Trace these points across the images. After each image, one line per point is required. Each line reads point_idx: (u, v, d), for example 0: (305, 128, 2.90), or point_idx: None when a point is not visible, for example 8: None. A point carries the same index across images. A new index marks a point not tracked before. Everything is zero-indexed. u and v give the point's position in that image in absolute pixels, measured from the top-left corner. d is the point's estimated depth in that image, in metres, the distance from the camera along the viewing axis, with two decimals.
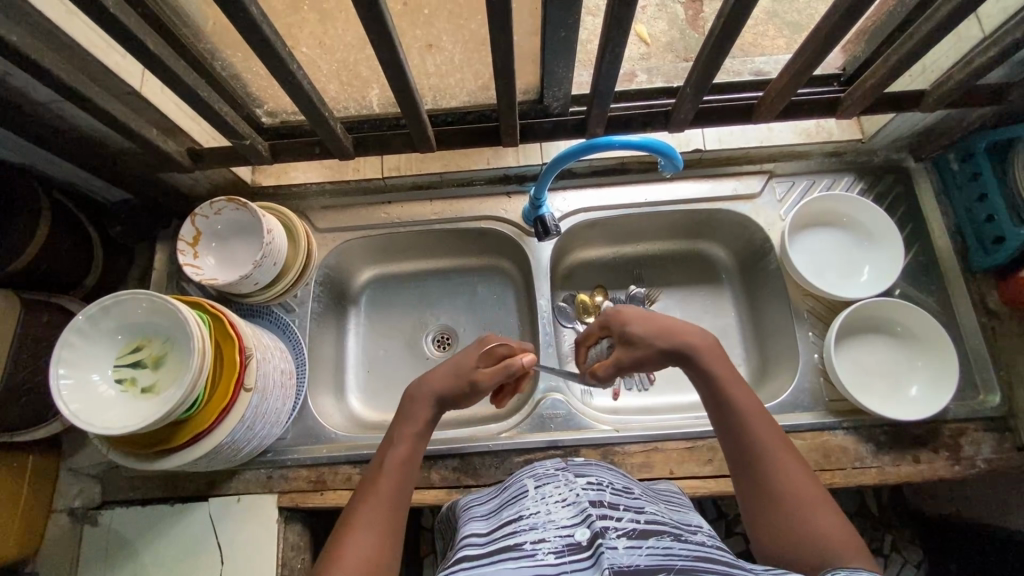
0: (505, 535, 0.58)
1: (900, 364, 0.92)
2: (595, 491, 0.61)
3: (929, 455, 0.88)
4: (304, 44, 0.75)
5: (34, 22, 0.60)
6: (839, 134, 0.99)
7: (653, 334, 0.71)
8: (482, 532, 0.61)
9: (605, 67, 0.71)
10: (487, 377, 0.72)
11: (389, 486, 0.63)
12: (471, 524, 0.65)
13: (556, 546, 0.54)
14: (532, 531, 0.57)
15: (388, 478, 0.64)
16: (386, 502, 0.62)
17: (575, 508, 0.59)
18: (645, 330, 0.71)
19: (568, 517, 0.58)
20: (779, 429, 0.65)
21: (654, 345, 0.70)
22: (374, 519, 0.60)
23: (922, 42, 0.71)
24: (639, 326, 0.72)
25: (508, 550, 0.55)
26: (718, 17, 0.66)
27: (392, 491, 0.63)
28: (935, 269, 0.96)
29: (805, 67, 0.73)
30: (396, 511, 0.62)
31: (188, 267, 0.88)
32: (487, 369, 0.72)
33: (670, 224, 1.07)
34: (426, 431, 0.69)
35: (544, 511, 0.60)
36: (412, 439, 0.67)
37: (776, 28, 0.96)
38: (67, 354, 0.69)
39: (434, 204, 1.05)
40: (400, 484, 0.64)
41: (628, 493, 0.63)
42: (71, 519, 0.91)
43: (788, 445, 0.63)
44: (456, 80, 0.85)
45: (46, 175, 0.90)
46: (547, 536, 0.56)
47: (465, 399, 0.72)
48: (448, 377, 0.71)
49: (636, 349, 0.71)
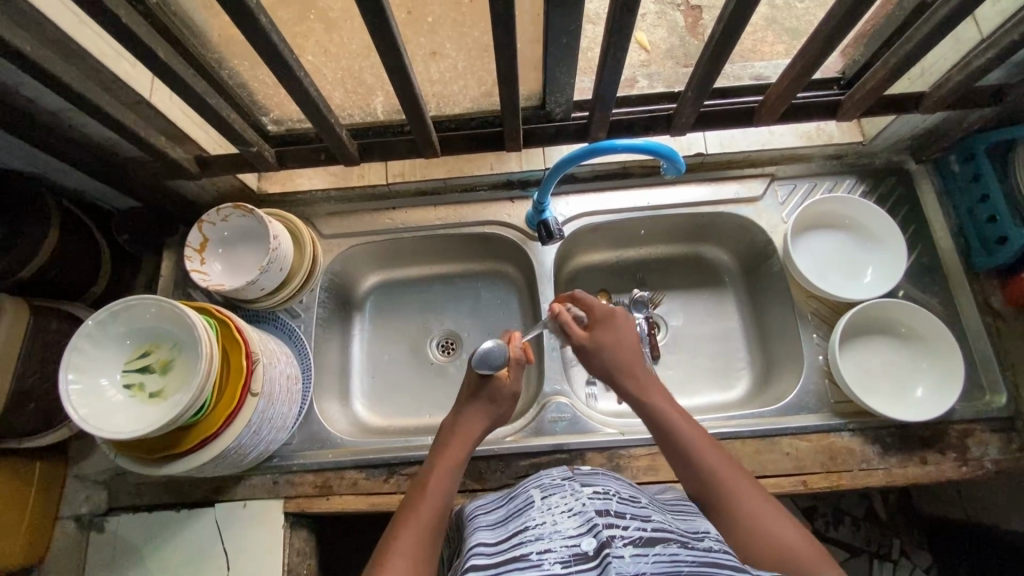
0: (512, 546, 0.59)
1: (905, 365, 0.92)
2: (602, 500, 0.61)
3: (936, 456, 0.87)
4: (310, 52, 0.76)
5: (47, 32, 0.61)
6: (839, 137, 1.00)
7: (615, 347, 0.79)
8: (488, 542, 0.61)
9: (608, 73, 0.72)
10: (514, 381, 0.80)
11: (430, 511, 0.65)
12: (479, 534, 0.65)
13: (563, 556, 0.55)
14: (538, 540, 0.58)
15: (430, 504, 0.66)
16: (424, 523, 0.63)
17: (581, 518, 0.59)
18: (607, 342, 0.79)
19: (574, 527, 0.59)
20: (722, 448, 0.68)
21: (610, 355, 0.78)
22: (410, 542, 0.61)
23: (919, 46, 0.71)
24: (608, 338, 0.80)
25: (515, 561, 0.56)
26: (717, 23, 0.67)
27: (433, 514, 0.65)
28: (937, 270, 0.96)
29: (805, 70, 0.73)
30: (433, 539, 0.63)
31: (194, 274, 0.89)
32: (509, 377, 0.80)
33: (673, 228, 1.07)
34: (462, 464, 0.72)
35: (550, 521, 0.61)
36: (452, 471, 0.70)
37: (775, 34, 0.97)
38: (75, 359, 0.69)
39: (437, 210, 1.06)
40: (439, 509, 0.65)
41: (634, 502, 0.63)
42: (78, 526, 0.91)
43: (739, 466, 0.67)
44: (459, 87, 0.86)
45: (53, 183, 0.91)
46: (553, 547, 0.56)
47: (504, 406, 0.80)
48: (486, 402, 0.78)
49: (597, 347, 0.80)
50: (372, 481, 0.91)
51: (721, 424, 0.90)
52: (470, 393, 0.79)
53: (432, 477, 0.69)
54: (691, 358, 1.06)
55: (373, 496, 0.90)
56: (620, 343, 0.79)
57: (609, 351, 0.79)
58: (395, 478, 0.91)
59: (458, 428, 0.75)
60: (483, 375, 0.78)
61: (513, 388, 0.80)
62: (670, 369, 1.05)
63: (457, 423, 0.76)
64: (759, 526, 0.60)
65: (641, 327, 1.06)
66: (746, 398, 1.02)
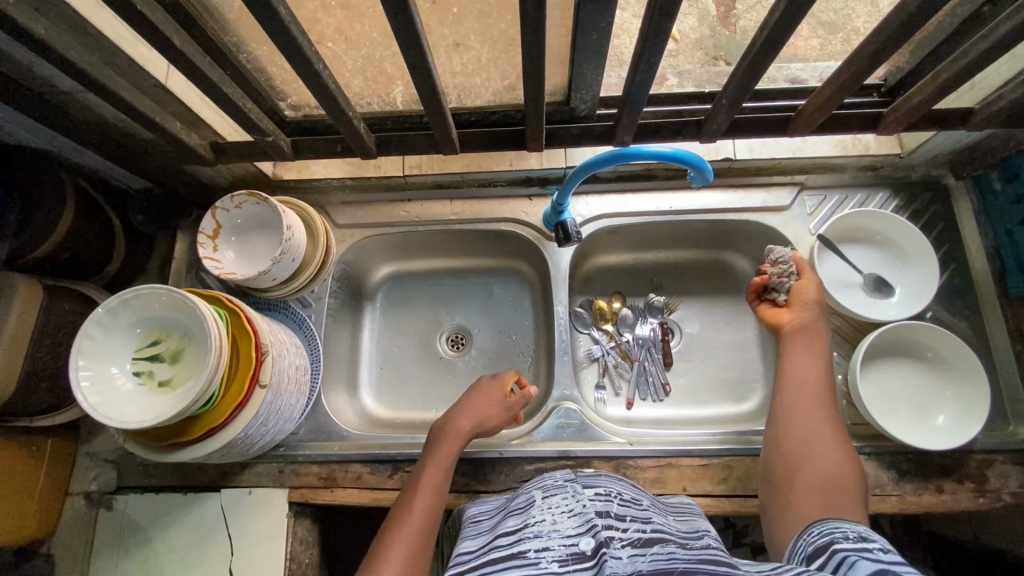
0: (510, 542, 0.58)
1: (928, 390, 0.89)
2: (603, 502, 0.61)
3: (953, 485, 0.85)
4: (329, 39, 0.73)
5: (62, 14, 0.60)
6: (876, 149, 0.96)
7: (816, 323, 0.81)
8: (477, 547, 0.61)
9: (639, 76, 0.69)
10: (512, 402, 0.85)
11: (422, 509, 0.70)
12: (467, 541, 0.64)
13: (560, 555, 0.53)
14: (536, 539, 0.57)
15: (420, 502, 0.71)
16: (417, 521, 0.68)
17: (580, 518, 0.59)
18: (808, 319, 0.82)
19: (573, 527, 0.58)
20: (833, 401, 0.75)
21: (812, 326, 0.81)
22: (408, 536, 0.66)
23: (976, 60, 0.67)
24: (812, 312, 0.82)
25: (513, 558, 0.55)
26: (760, 29, 0.63)
27: (426, 511, 0.69)
28: (968, 293, 0.93)
29: (850, 81, 0.69)
30: (426, 536, 0.67)
31: (207, 261, 0.87)
32: (511, 399, 0.85)
33: (694, 233, 1.04)
34: (452, 463, 0.77)
35: (550, 520, 0.60)
36: (441, 471, 0.75)
37: (810, 28, 0.92)
38: (85, 346, 0.69)
39: (453, 204, 1.04)
40: (431, 509, 0.70)
41: (635, 504, 0.63)
42: (87, 502, 0.93)
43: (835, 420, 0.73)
44: (482, 80, 0.83)
45: (69, 162, 0.90)
46: (551, 545, 0.55)
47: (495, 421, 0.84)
48: (482, 404, 0.83)
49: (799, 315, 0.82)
50: (375, 476, 0.91)
51: (732, 440, 0.89)
52: (468, 401, 0.83)
53: (426, 469, 0.75)
54: (704, 367, 1.04)
55: (376, 491, 0.90)
56: (814, 325, 0.81)
57: (801, 320, 0.82)
58: (399, 474, 0.91)
59: (454, 427, 0.80)
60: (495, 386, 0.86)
61: (507, 410, 0.84)
62: (682, 377, 1.03)
63: (452, 418, 0.81)
64: (817, 460, 0.68)
65: (655, 332, 1.05)
66: (759, 412, 1.00)
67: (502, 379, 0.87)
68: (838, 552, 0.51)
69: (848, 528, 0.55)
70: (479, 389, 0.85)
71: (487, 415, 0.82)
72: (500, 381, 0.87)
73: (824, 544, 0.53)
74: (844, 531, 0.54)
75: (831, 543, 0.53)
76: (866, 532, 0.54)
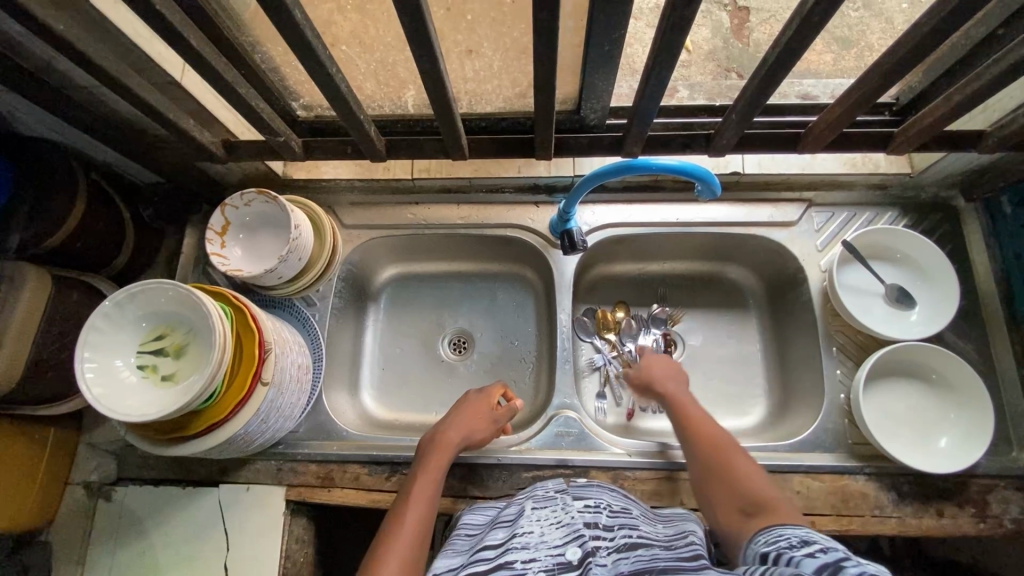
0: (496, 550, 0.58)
1: (931, 412, 0.88)
2: (591, 514, 0.62)
3: (954, 509, 0.84)
4: (343, 42, 0.74)
5: (81, 10, 0.61)
6: (885, 167, 0.95)
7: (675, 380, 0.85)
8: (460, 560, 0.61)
9: (649, 89, 0.69)
10: (501, 415, 0.85)
11: (416, 518, 0.70)
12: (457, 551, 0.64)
13: (547, 564, 0.54)
14: (524, 549, 0.57)
15: (414, 510, 0.71)
16: (412, 529, 0.68)
17: (567, 530, 0.59)
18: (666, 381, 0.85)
19: (560, 537, 0.58)
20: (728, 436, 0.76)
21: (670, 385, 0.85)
22: (404, 544, 0.66)
23: (987, 84, 0.67)
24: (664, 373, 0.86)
25: (500, 567, 0.55)
26: (772, 46, 0.63)
27: (420, 521, 0.70)
28: (975, 315, 0.92)
29: (860, 101, 0.69)
30: (419, 544, 0.67)
31: (214, 257, 0.88)
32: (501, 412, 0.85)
33: (699, 245, 1.04)
34: (443, 474, 0.77)
35: (538, 531, 0.60)
36: (433, 482, 0.75)
37: (824, 43, 0.93)
38: (92, 338, 0.70)
39: (461, 208, 1.04)
40: (423, 519, 0.70)
41: (623, 515, 0.64)
42: (87, 492, 0.93)
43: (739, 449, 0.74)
44: (493, 86, 0.83)
45: (82, 155, 0.91)
46: (538, 555, 0.56)
47: (482, 434, 0.83)
48: (471, 417, 0.83)
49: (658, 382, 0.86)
50: (373, 477, 0.91)
51: None
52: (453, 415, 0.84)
53: (419, 479, 0.75)
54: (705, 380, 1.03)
55: (373, 493, 0.90)
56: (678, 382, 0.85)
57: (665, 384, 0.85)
58: (396, 476, 0.91)
59: (443, 439, 0.80)
60: (482, 399, 0.86)
61: (491, 428, 0.84)
62: None
63: (442, 430, 0.81)
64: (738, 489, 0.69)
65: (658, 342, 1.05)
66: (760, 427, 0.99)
67: (490, 393, 0.87)
68: (790, 557, 0.50)
69: (791, 533, 0.55)
70: (463, 403, 0.85)
71: (470, 429, 0.82)
72: (484, 396, 0.86)
73: (772, 556, 0.52)
74: (788, 537, 0.54)
75: (779, 553, 0.52)
76: (808, 534, 0.54)
